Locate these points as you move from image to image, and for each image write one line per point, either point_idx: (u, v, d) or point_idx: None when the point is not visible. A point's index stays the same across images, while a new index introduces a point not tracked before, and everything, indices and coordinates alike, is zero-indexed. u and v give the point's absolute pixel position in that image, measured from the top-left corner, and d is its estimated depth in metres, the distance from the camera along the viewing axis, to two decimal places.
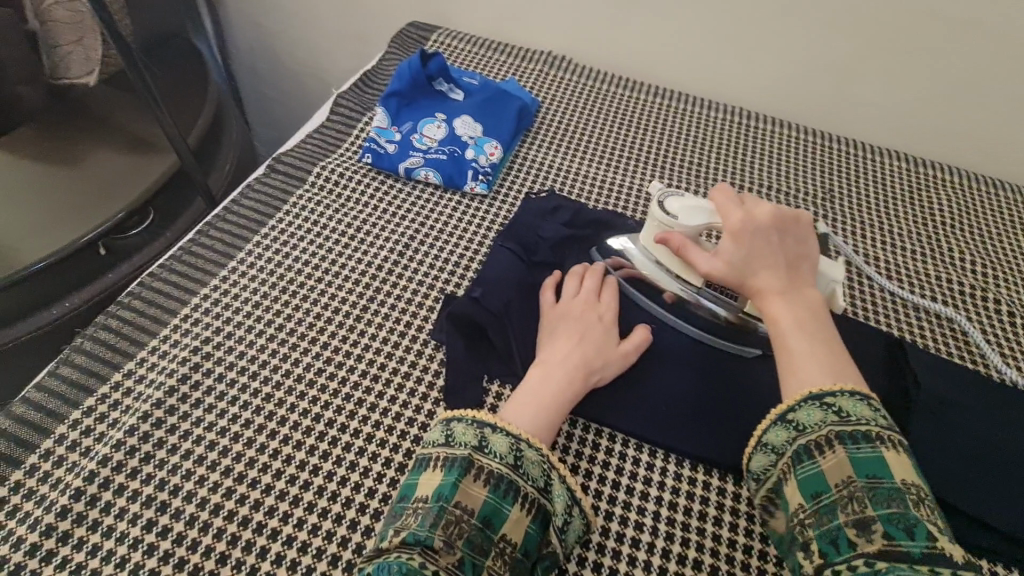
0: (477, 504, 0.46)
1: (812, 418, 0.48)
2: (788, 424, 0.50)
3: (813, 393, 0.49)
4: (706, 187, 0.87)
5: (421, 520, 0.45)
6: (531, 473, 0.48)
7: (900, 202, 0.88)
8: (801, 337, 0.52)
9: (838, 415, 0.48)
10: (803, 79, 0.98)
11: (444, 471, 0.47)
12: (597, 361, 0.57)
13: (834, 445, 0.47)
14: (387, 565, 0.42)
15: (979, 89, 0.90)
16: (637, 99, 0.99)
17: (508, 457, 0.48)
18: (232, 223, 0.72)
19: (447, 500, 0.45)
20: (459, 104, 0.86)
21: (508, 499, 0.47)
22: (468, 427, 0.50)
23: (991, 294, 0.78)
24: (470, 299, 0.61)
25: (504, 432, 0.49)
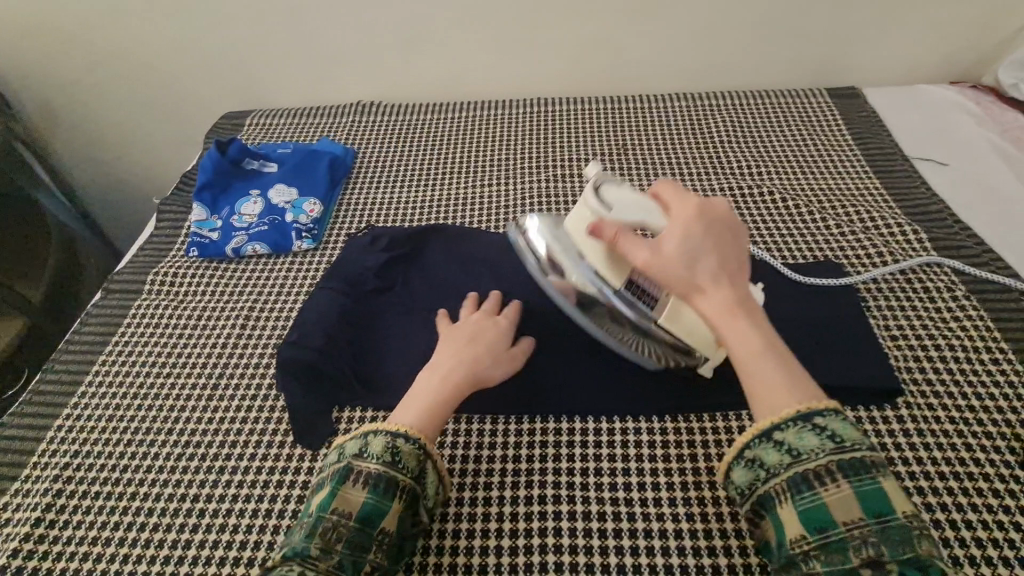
0: (355, 507, 0.50)
1: (807, 443, 0.47)
2: (780, 446, 0.48)
3: (797, 413, 0.47)
4: (517, 177, 0.96)
5: (302, 532, 0.49)
6: (407, 466, 0.52)
7: (684, 137, 1.00)
8: (769, 354, 0.50)
9: (834, 439, 0.46)
10: (579, 57, 1.11)
11: (331, 484, 0.51)
12: (485, 362, 0.62)
13: (836, 478, 0.45)
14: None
15: (712, 23, 1.06)
16: (444, 119, 1.09)
17: (385, 455, 0.52)
18: (75, 351, 0.75)
19: (325, 510, 0.50)
20: (273, 175, 0.92)
21: (385, 495, 0.51)
22: (355, 440, 0.54)
23: (767, 188, 0.89)
24: (290, 345, 0.67)
25: (383, 435, 0.54)
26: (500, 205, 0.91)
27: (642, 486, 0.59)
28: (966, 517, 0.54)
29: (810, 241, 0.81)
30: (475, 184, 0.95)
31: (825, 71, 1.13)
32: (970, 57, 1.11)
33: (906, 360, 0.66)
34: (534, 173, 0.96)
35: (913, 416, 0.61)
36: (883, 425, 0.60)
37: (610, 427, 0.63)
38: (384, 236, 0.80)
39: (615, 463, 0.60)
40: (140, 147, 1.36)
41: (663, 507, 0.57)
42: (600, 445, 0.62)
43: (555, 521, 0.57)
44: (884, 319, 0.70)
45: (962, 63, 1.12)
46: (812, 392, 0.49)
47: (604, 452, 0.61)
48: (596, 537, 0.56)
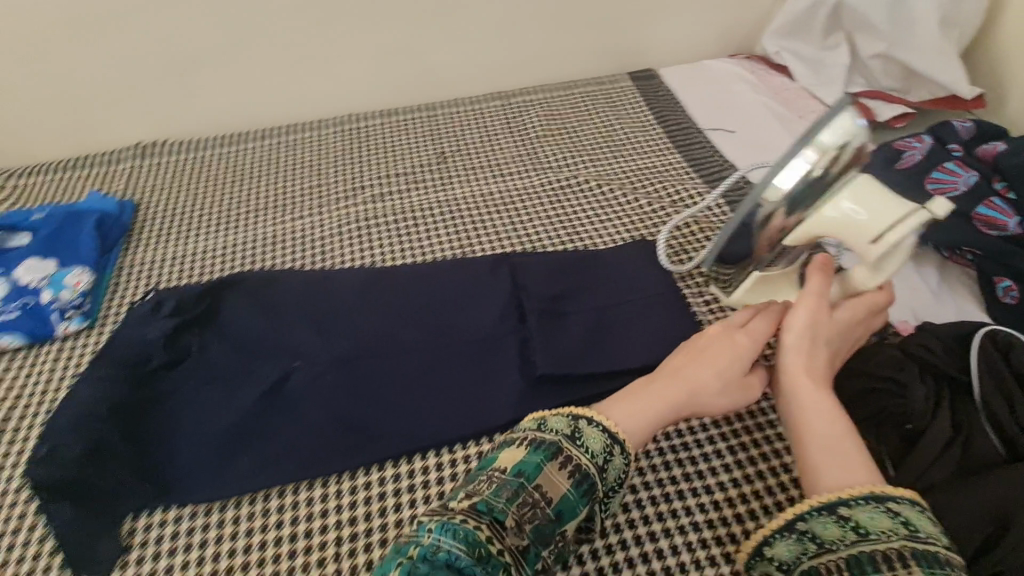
0: (558, 494, 0.44)
1: (878, 523, 0.38)
2: (844, 521, 0.40)
3: (862, 491, 0.40)
4: (331, 203, 0.88)
5: (496, 490, 0.43)
6: (610, 478, 0.46)
7: (501, 137, 0.99)
8: (833, 433, 0.45)
9: (908, 527, 0.37)
10: (383, 68, 1.06)
11: (530, 450, 0.45)
12: (712, 385, 0.53)
13: (907, 565, 0.35)
14: (452, 528, 0.40)
15: (507, 22, 1.06)
16: (244, 150, 0.97)
17: (600, 456, 0.46)
18: None
19: (530, 477, 0.44)
20: (22, 249, 0.76)
21: (582, 497, 0.45)
22: (560, 417, 0.48)
23: (584, 176, 0.91)
24: (43, 460, 0.54)
25: (598, 426, 0.48)
26: (315, 238, 0.83)
27: None
28: (769, 466, 0.59)
29: (626, 222, 0.82)
30: (283, 218, 0.86)
31: (623, 57, 1.19)
32: (742, 30, 1.22)
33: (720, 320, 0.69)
34: (349, 197, 0.89)
35: None
36: None
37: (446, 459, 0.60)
38: (167, 296, 0.69)
39: None
40: None
41: None
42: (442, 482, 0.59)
43: None
44: (699, 297, 0.71)
45: (735, 37, 1.23)
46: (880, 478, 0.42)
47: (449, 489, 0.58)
48: None
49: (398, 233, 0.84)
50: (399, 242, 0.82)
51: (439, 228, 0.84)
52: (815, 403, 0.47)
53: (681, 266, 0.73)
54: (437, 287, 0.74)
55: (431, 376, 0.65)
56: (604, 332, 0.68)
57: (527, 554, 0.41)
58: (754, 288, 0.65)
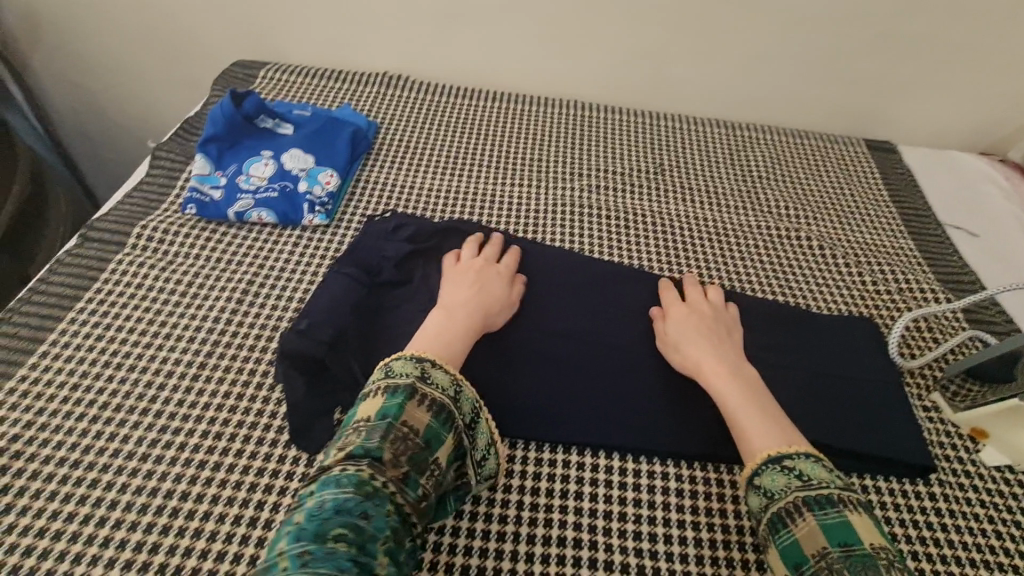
0: (422, 425, 0.51)
1: (777, 482, 0.52)
2: (759, 490, 0.52)
3: (771, 455, 0.53)
4: (548, 181, 0.90)
5: (368, 435, 0.49)
6: (464, 409, 0.54)
7: (721, 165, 0.97)
8: (747, 406, 0.58)
9: (801, 478, 0.51)
10: (623, 67, 1.07)
11: (388, 396, 0.51)
12: (497, 305, 0.66)
13: (803, 511, 0.49)
14: (336, 480, 0.46)
15: (763, 54, 1.03)
16: (476, 106, 1.02)
17: (450, 389, 0.54)
18: (41, 302, 0.67)
19: (394, 417, 0.50)
20: (288, 137, 0.83)
21: (445, 425, 0.52)
22: (407, 362, 0.54)
23: (803, 232, 0.87)
24: (296, 333, 0.60)
25: (444, 369, 0.55)
26: (529, 209, 0.86)
27: (668, 538, 0.56)
28: None
29: (846, 293, 0.78)
30: (503, 180, 0.89)
31: (861, 121, 1.12)
32: (1002, 130, 1.12)
33: (939, 434, 0.64)
34: (567, 180, 0.91)
35: (946, 497, 0.59)
36: (915, 503, 0.59)
37: (628, 467, 0.61)
38: (409, 224, 0.74)
39: (639, 508, 0.58)
40: (133, 82, 1.25)
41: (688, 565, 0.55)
42: (623, 486, 0.59)
43: (572, 566, 0.54)
44: (920, 402, 0.66)
45: (993, 135, 1.13)
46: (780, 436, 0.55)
47: (628, 495, 0.59)
48: None
49: (608, 230, 0.84)
50: (609, 238, 0.83)
51: (649, 238, 0.84)
52: (723, 389, 0.60)
53: (907, 362, 0.68)
54: (644, 296, 0.73)
55: (628, 382, 0.66)
56: (816, 400, 0.64)
57: (409, 480, 0.48)
58: (1000, 414, 0.61)
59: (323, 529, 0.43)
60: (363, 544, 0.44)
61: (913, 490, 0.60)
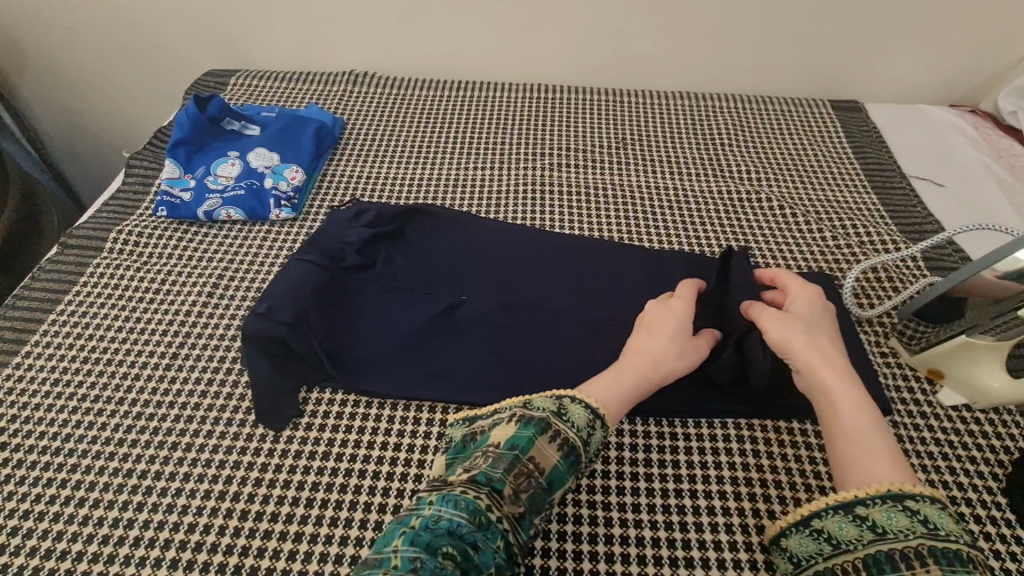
0: (549, 464, 0.50)
1: (895, 522, 0.45)
2: (862, 522, 0.47)
3: (890, 491, 0.47)
4: (511, 162, 0.92)
5: (494, 462, 0.49)
6: (591, 453, 0.53)
7: (684, 136, 0.97)
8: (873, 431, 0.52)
9: (927, 525, 0.45)
10: (583, 47, 1.08)
11: (519, 426, 0.51)
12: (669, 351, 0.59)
13: (926, 563, 0.43)
14: (454, 499, 0.45)
15: (721, 23, 1.03)
16: (440, 95, 1.04)
17: (584, 432, 0.53)
18: (24, 307, 0.70)
19: (523, 450, 0.50)
20: (255, 138, 0.86)
21: (570, 469, 0.51)
22: (546, 399, 0.55)
23: (766, 194, 0.87)
24: (256, 315, 0.61)
25: (582, 405, 0.54)
26: (492, 191, 0.87)
27: (621, 491, 0.59)
28: None
29: (805, 250, 0.79)
30: (466, 165, 0.91)
31: (826, 83, 1.12)
32: (972, 81, 1.11)
33: (896, 377, 0.65)
34: (529, 160, 0.93)
35: (897, 438, 0.60)
36: None
37: None
38: (369, 211, 0.76)
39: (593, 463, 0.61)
40: (114, 99, 1.29)
41: (641, 515, 0.57)
42: None
43: None
44: (876, 347, 0.67)
45: (963, 87, 1.12)
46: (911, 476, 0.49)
47: None
48: (572, 541, 0.56)
49: (569, 206, 0.86)
50: (570, 214, 0.85)
51: (610, 211, 0.85)
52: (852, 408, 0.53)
53: (863, 312, 0.69)
54: (601, 265, 0.75)
55: (584, 345, 0.67)
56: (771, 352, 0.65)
57: (523, 519, 0.47)
58: (954, 351, 0.61)
59: (434, 542, 0.43)
60: (468, 570, 0.42)
61: None
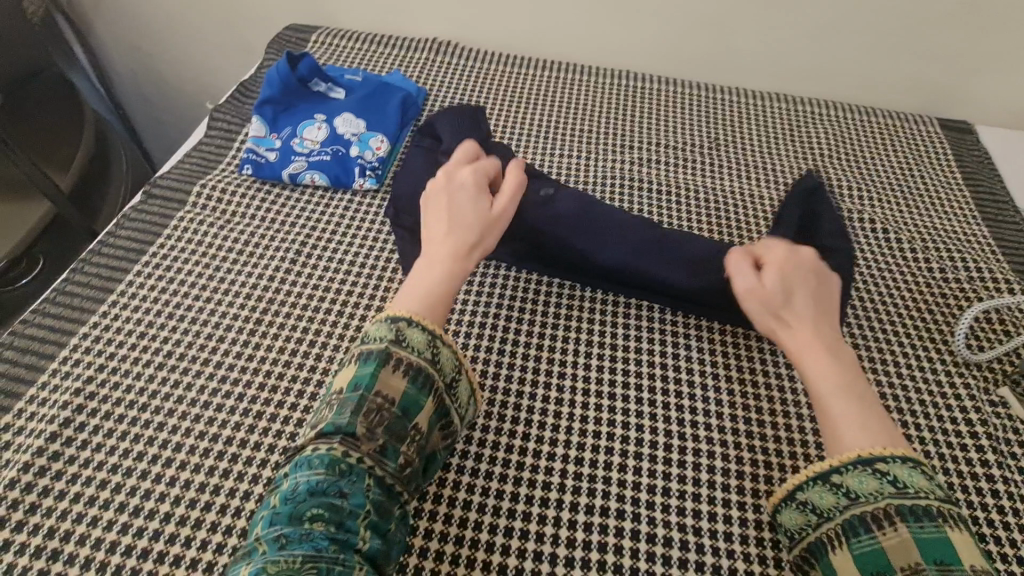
0: (397, 393, 0.48)
1: (865, 486, 0.48)
2: (837, 489, 0.49)
3: (859, 457, 0.49)
4: (600, 153, 0.88)
5: (340, 410, 0.47)
6: (444, 368, 0.52)
7: (780, 142, 0.92)
8: (842, 393, 0.52)
9: (895, 485, 0.47)
10: (680, 35, 1.02)
11: (359, 366, 0.49)
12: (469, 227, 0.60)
13: (895, 522, 0.46)
14: (308, 460, 0.45)
15: (831, 23, 0.97)
16: (527, 74, 0.99)
17: (425, 351, 0.51)
18: (109, 255, 0.70)
19: (367, 390, 0.48)
20: (341, 101, 0.84)
21: (424, 390, 0.50)
22: (382, 324, 0.52)
23: (866, 214, 0.82)
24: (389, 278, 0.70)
25: (420, 327, 0.52)
26: (578, 182, 0.84)
27: (711, 517, 0.57)
28: None
29: (910, 281, 0.74)
30: (550, 152, 0.88)
31: (936, 99, 1.05)
32: None
33: (1006, 431, 0.61)
34: (616, 152, 0.89)
35: (1009, 494, 0.57)
36: (975, 500, 0.57)
37: (673, 445, 0.61)
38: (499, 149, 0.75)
39: (682, 484, 0.58)
40: (188, 46, 1.27)
41: (732, 544, 0.55)
42: (667, 462, 0.60)
43: (614, 536, 0.55)
44: (985, 395, 0.64)
45: None
46: (878, 438, 0.50)
47: (672, 472, 0.59)
48: (659, 564, 0.54)
49: (659, 205, 0.82)
50: (660, 214, 0.81)
51: (702, 215, 0.82)
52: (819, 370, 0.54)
53: (976, 355, 0.66)
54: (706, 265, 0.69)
55: None
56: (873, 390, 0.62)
57: (385, 451, 0.46)
58: None
59: (298, 510, 0.42)
60: (342, 521, 0.42)
61: (976, 484, 0.58)
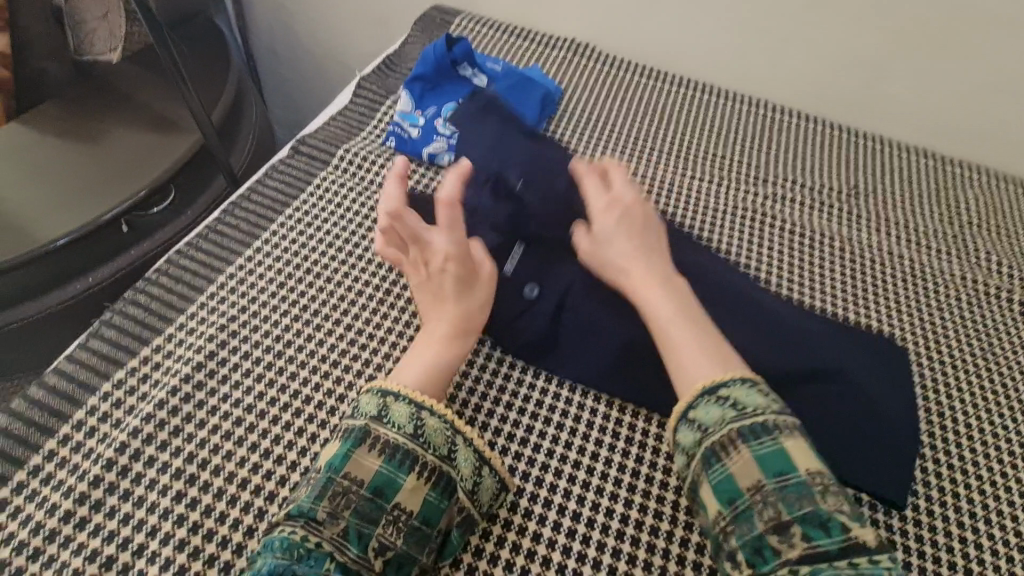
0: (369, 475, 0.49)
1: (712, 416, 0.51)
2: (693, 425, 0.52)
3: (706, 387, 0.52)
4: (731, 181, 0.86)
5: (308, 492, 0.48)
6: (434, 441, 0.52)
7: (925, 200, 0.87)
8: (682, 325, 0.57)
9: (735, 409, 0.51)
10: (834, 73, 0.98)
11: (337, 444, 0.51)
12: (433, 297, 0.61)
13: (739, 445, 0.49)
14: (273, 541, 0.46)
15: (1007, 84, 0.90)
16: (662, 90, 0.98)
17: (408, 427, 0.51)
18: (259, 204, 0.73)
19: (335, 470, 0.49)
20: (484, 89, 0.85)
21: (401, 468, 0.50)
22: (372, 398, 0.53)
23: (1015, 294, 0.77)
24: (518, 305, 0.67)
25: (406, 401, 0.53)
26: (705, 208, 0.82)
27: None
28: None
29: None
30: (680, 172, 0.86)
31: None
32: None
33: None
34: (748, 183, 0.86)
35: None
36: None
37: None
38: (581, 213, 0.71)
39: None
40: (330, 11, 1.32)
41: None
42: None
43: None
44: None
45: None
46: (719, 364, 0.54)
47: None
48: None
49: (789, 247, 0.79)
50: (789, 255, 0.78)
51: (833, 263, 0.78)
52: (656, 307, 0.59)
53: None
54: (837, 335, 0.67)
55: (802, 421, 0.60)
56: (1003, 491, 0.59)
57: (347, 535, 0.47)
58: None
59: None
60: None
61: None
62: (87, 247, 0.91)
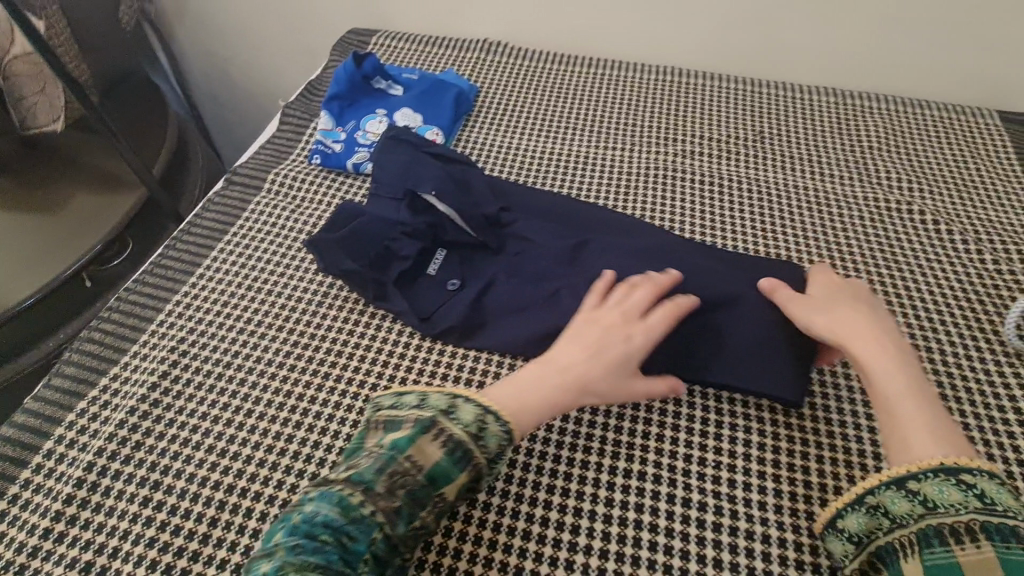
0: (417, 450, 0.49)
1: (948, 497, 0.45)
2: (913, 497, 0.46)
3: (945, 465, 0.46)
4: (643, 146, 0.91)
5: (371, 461, 0.49)
6: (434, 403, 0.52)
7: (828, 133, 0.92)
8: (910, 398, 0.51)
9: (981, 500, 0.44)
10: (727, 31, 1.03)
11: (380, 428, 0.52)
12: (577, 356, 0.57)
13: (979, 540, 0.42)
14: (330, 496, 0.47)
15: (883, 17, 0.96)
16: (572, 73, 1.03)
17: (413, 400, 0.53)
18: (198, 234, 0.78)
19: (388, 444, 0.50)
20: (400, 98, 0.91)
21: (422, 429, 0.50)
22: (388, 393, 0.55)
23: (916, 205, 0.82)
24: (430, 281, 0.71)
25: (394, 392, 0.55)
26: (620, 174, 0.87)
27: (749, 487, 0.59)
28: None
29: (954, 272, 0.74)
30: (594, 145, 0.91)
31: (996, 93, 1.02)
32: None
33: None
34: (660, 144, 0.91)
35: None
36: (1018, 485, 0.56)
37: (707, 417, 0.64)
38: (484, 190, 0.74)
39: (719, 457, 0.60)
40: (259, 53, 1.38)
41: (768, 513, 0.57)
42: (704, 435, 0.62)
43: (652, 499, 0.58)
44: None
45: None
46: (943, 437, 0.48)
47: (709, 445, 0.61)
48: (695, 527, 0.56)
49: (701, 196, 0.84)
50: (701, 204, 0.83)
51: (744, 204, 0.83)
52: (877, 364, 0.53)
53: None
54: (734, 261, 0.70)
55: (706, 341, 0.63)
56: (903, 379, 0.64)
57: (398, 507, 0.47)
58: None
59: (314, 531, 0.45)
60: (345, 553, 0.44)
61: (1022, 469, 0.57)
62: (51, 305, 0.95)
